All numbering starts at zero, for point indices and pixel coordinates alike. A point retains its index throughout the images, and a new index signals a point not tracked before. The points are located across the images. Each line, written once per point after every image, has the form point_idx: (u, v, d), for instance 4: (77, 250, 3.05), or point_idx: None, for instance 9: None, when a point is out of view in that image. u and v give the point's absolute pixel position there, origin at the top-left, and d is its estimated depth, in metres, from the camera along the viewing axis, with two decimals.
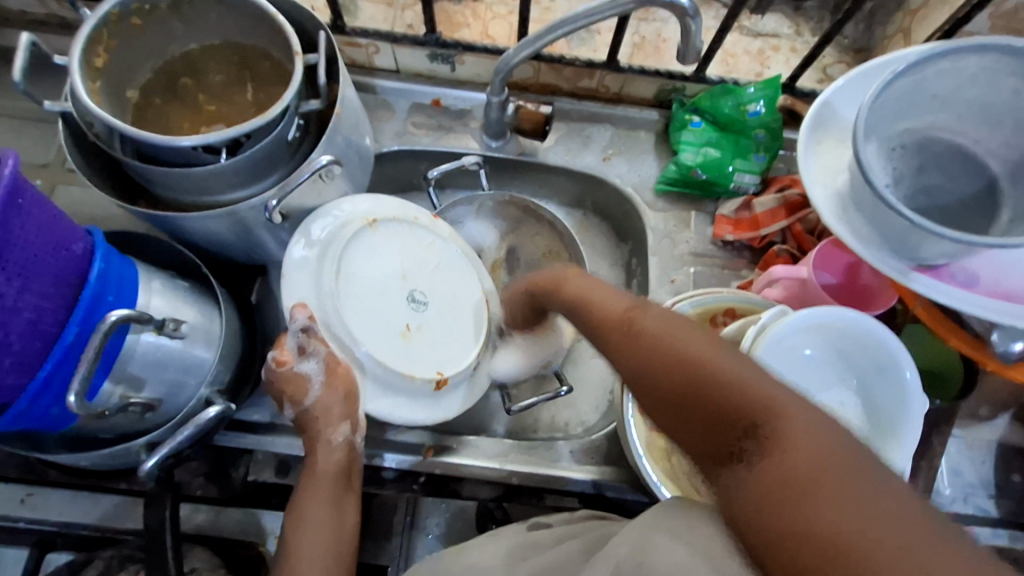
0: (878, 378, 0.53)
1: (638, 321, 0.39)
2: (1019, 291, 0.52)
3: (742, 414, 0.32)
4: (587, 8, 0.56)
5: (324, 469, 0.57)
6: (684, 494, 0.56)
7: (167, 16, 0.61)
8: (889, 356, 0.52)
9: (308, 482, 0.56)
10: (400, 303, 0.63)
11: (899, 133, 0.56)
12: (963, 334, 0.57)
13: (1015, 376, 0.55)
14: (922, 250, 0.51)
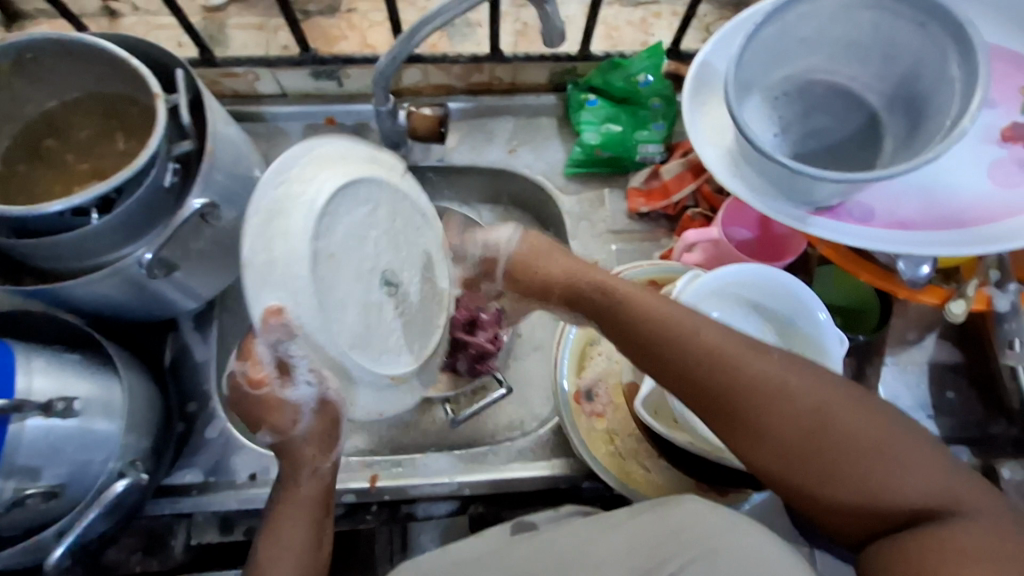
0: (795, 323, 0.54)
1: (749, 373, 0.42)
2: (915, 217, 0.53)
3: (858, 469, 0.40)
4: (438, 7, 0.55)
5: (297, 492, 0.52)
6: (630, 478, 0.57)
7: (11, 77, 0.57)
8: (798, 302, 0.53)
9: (282, 506, 0.51)
10: (371, 293, 0.54)
11: (778, 82, 0.56)
12: (873, 268, 0.58)
13: (925, 299, 0.57)
14: (813, 193, 0.52)
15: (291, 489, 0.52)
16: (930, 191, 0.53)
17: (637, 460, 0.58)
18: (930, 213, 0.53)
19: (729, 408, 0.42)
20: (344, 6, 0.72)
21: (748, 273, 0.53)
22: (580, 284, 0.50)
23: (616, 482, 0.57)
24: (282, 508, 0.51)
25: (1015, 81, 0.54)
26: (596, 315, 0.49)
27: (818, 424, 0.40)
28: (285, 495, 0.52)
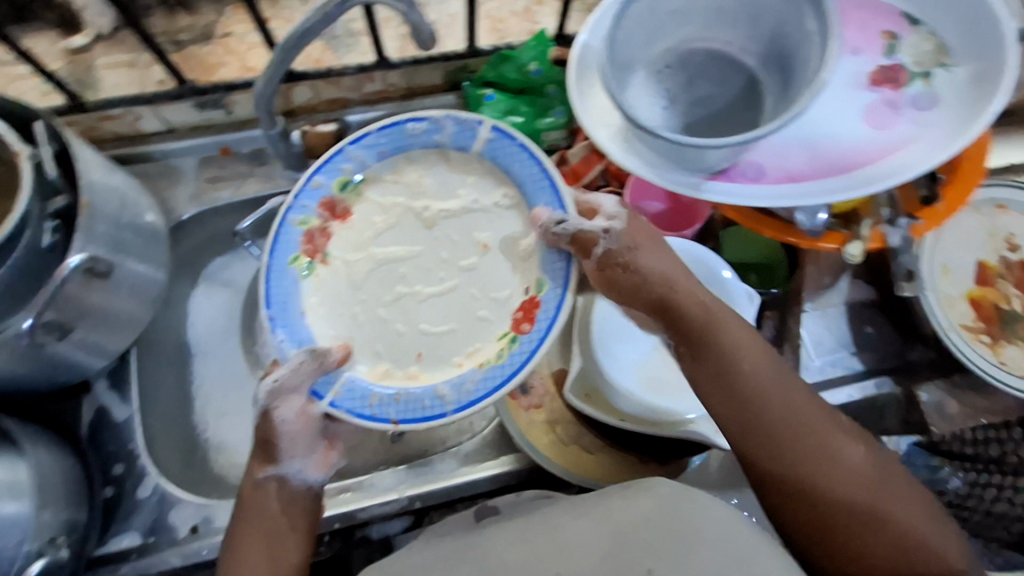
0: (708, 286, 0.55)
1: (834, 445, 0.43)
2: (803, 169, 0.55)
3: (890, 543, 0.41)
4: (297, 27, 0.50)
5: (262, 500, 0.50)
6: (576, 464, 0.58)
7: None
8: (705, 264, 0.55)
9: (254, 515, 0.49)
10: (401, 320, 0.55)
11: (658, 55, 0.58)
12: (773, 223, 0.60)
13: (824, 245, 0.60)
14: (704, 162, 0.54)
15: (257, 499, 0.50)
16: (814, 142, 0.55)
17: (579, 444, 0.59)
18: (816, 163, 0.55)
19: (808, 473, 0.43)
20: (219, 31, 0.69)
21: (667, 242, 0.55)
22: (693, 312, 0.47)
23: (562, 470, 0.57)
24: (257, 512, 0.49)
25: (876, 26, 0.56)
26: (694, 349, 0.46)
27: (875, 488, 0.42)
28: (250, 499, 0.50)
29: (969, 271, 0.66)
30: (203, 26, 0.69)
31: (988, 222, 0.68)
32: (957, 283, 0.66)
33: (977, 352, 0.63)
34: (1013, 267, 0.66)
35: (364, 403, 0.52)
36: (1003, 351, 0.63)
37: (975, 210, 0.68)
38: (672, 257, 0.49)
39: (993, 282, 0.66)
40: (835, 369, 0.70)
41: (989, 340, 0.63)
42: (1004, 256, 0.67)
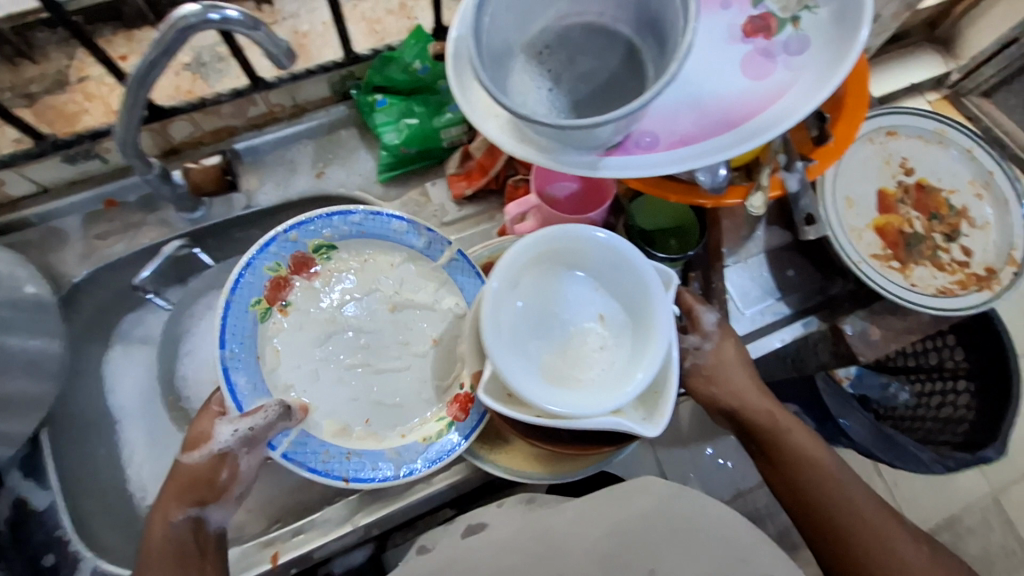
0: (616, 270, 0.56)
1: (833, 490, 0.59)
2: (693, 130, 0.56)
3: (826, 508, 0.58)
4: (136, 70, 0.47)
5: (160, 533, 0.53)
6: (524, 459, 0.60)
7: None
8: (605, 249, 0.55)
9: (156, 546, 0.53)
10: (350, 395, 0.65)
11: (534, 38, 0.57)
12: (678, 187, 0.60)
13: (728, 202, 0.61)
14: (594, 140, 0.54)
15: (159, 535, 0.53)
16: (699, 101, 0.56)
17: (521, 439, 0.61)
18: (704, 122, 0.55)
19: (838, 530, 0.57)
20: (73, 76, 0.65)
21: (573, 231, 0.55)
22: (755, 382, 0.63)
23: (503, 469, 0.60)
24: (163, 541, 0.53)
25: None
26: (765, 444, 0.62)
27: (810, 466, 0.60)
28: (153, 527, 0.54)
29: (871, 201, 0.69)
30: (55, 73, 0.65)
31: (881, 150, 0.71)
32: (863, 214, 0.68)
33: (890, 277, 0.65)
34: (908, 190, 0.70)
35: (317, 459, 0.58)
36: (912, 273, 0.66)
37: (868, 141, 0.71)
38: (737, 353, 0.63)
39: (893, 207, 0.69)
40: (766, 317, 0.72)
41: (898, 265, 0.66)
42: (900, 181, 0.71)
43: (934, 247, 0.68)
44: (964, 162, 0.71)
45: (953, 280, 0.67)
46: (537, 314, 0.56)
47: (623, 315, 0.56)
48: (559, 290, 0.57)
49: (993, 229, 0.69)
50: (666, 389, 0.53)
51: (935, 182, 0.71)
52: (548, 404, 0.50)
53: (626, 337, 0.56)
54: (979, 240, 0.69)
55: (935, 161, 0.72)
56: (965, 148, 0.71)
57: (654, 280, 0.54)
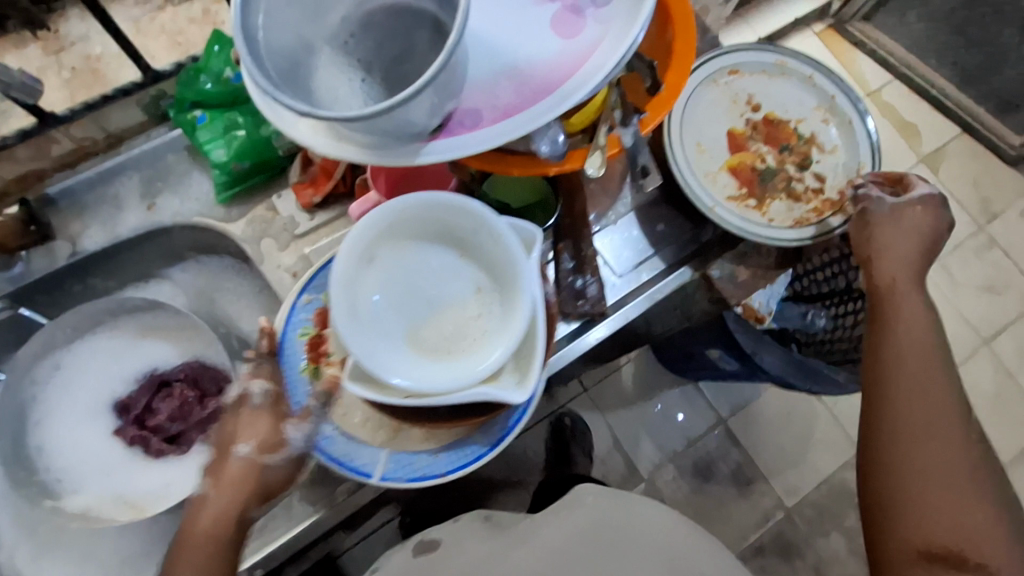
0: (480, 233, 0.50)
1: (939, 393, 0.58)
2: (515, 100, 0.53)
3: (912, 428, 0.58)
4: None
5: (208, 526, 0.49)
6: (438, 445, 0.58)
7: None
8: (463, 213, 0.49)
9: (202, 544, 0.49)
10: None
11: (333, 30, 0.53)
12: (517, 159, 0.58)
13: (572, 168, 0.58)
14: (410, 126, 0.50)
15: (205, 533, 0.49)
16: (514, 69, 0.53)
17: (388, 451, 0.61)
18: (524, 92, 0.53)
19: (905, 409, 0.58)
20: None
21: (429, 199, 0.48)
22: (917, 252, 0.64)
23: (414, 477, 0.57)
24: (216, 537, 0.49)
25: None
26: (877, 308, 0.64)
27: (909, 377, 0.59)
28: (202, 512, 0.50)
29: (722, 143, 0.71)
30: None
31: (728, 89, 0.72)
32: (715, 157, 0.70)
33: (748, 215, 0.67)
34: (756, 126, 0.72)
35: (412, 468, 0.57)
36: (768, 208, 0.69)
37: (712, 83, 0.72)
38: (914, 222, 0.64)
39: (744, 145, 0.72)
40: (643, 274, 0.71)
41: (754, 203, 0.68)
42: (748, 118, 0.72)
43: (789, 180, 0.71)
44: (806, 90, 0.73)
45: (809, 207, 0.69)
46: (397, 290, 0.50)
47: (494, 280, 0.51)
48: (422, 265, 0.51)
49: (840, 152, 0.71)
50: (534, 352, 0.48)
51: (782, 114, 0.72)
52: (409, 386, 0.46)
53: (499, 301, 0.51)
54: (829, 164, 0.71)
55: (779, 93, 0.73)
56: (806, 75, 0.73)
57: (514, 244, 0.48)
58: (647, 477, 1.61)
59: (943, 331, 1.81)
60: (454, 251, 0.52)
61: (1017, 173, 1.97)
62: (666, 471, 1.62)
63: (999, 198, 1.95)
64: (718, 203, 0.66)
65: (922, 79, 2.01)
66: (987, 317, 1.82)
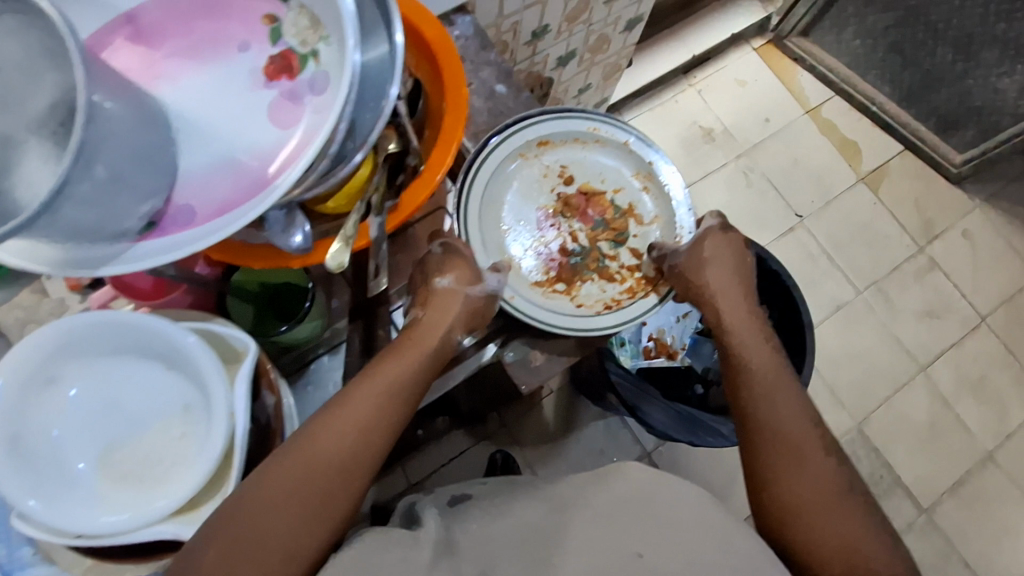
0: (175, 350, 0.48)
1: (777, 382, 0.62)
2: (230, 195, 0.48)
3: (763, 411, 0.60)
4: None
5: (348, 442, 0.50)
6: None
7: None
8: (152, 333, 0.47)
9: (302, 476, 0.48)
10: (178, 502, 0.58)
11: None
12: (261, 252, 0.54)
13: (320, 261, 0.54)
14: (96, 235, 0.45)
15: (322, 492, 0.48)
16: (229, 163, 0.48)
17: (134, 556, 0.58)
18: (241, 185, 0.48)
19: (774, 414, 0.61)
20: None
21: (112, 318, 0.46)
22: (729, 283, 0.68)
23: None
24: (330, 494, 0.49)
25: (257, 12, 0.49)
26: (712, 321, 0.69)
27: (742, 389, 0.63)
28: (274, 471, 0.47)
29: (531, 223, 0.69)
30: None
31: (537, 163, 0.70)
32: (523, 240, 0.68)
33: (554, 303, 0.66)
34: (569, 200, 0.70)
35: None
36: (577, 292, 0.67)
37: (521, 156, 0.68)
38: (717, 251, 0.69)
39: (556, 222, 0.69)
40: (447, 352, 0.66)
41: (562, 287, 0.67)
42: (560, 192, 0.70)
43: (601, 258, 0.69)
44: (622, 159, 0.71)
45: (621, 288, 0.67)
46: (94, 411, 0.48)
47: (199, 395, 0.48)
48: (115, 387, 0.48)
49: (658, 223, 0.70)
50: (235, 468, 0.47)
51: (597, 186, 0.70)
52: (88, 527, 0.44)
53: (202, 416, 0.48)
54: (644, 237, 0.70)
55: (594, 164, 0.71)
56: (622, 142, 0.71)
57: (202, 354, 0.46)
58: None
59: (883, 356, 1.75)
60: (150, 365, 0.49)
61: (961, 192, 1.92)
62: None
63: (943, 217, 1.89)
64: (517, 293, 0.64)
65: (864, 95, 1.96)
66: (921, 340, 1.77)
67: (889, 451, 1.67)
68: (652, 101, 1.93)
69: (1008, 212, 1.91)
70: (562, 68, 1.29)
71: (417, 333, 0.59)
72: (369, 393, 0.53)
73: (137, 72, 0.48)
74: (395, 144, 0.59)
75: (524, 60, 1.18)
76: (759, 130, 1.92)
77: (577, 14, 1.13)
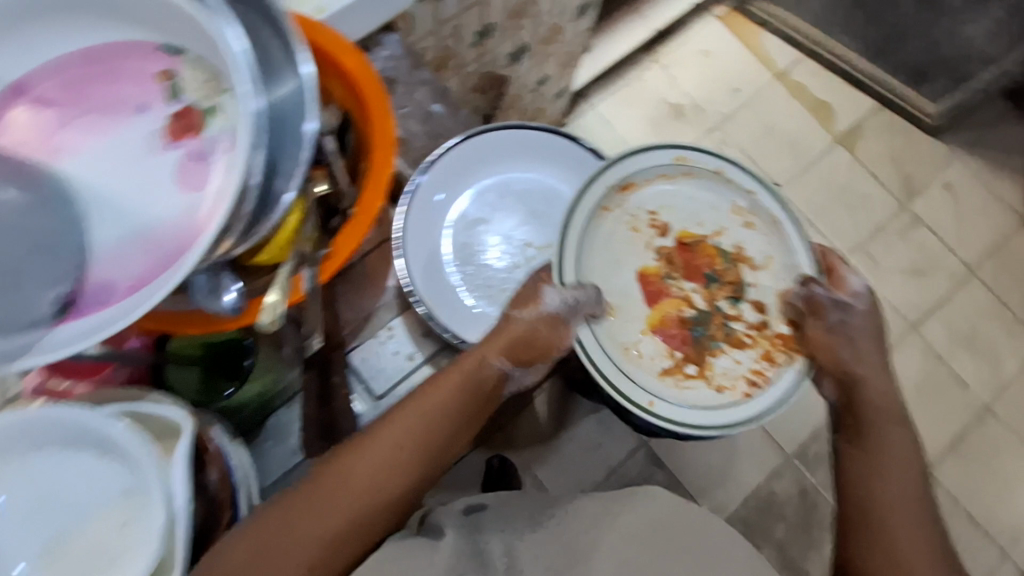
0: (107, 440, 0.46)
1: (889, 451, 0.63)
2: (145, 267, 0.44)
3: (876, 496, 0.61)
4: None
5: (371, 479, 0.53)
6: None
7: None
8: (83, 424, 0.45)
9: (316, 509, 0.50)
10: None
11: None
12: (189, 316, 0.51)
13: (252, 320, 0.51)
14: None
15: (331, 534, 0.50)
16: (141, 233, 0.44)
17: None
18: (156, 255, 0.44)
19: (885, 469, 0.62)
20: None
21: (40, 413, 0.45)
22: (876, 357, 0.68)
23: None
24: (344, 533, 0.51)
25: (145, 71, 0.46)
26: (845, 402, 0.68)
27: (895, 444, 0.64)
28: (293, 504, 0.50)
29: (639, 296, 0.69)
30: None
31: (622, 214, 0.71)
32: (636, 317, 0.69)
33: (690, 392, 0.68)
34: (674, 265, 0.70)
35: None
36: (710, 371, 0.69)
37: (605, 208, 0.70)
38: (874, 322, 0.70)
39: (661, 285, 0.70)
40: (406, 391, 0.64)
41: (694, 370, 0.69)
42: (658, 246, 0.71)
43: (723, 318, 0.70)
44: (715, 192, 0.73)
45: (755, 352, 0.69)
46: (26, 511, 0.46)
47: (132, 481, 0.46)
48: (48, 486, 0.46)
49: (770, 222, 0.72)
50: (176, 557, 0.45)
51: (694, 233, 0.72)
52: None
53: (138, 503, 0.46)
54: (762, 287, 0.71)
55: (685, 208, 0.73)
56: (713, 169, 0.73)
57: (130, 438, 0.45)
58: None
59: None
60: (82, 459, 0.47)
61: (939, 143, 1.89)
62: None
63: (923, 171, 1.87)
64: (655, 398, 0.66)
65: (832, 54, 1.93)
66: (909, 298, 1.76)
67: None
68: (617, 82, 1.88)
69: (986, 159, 1.89)
70: (515, 63, 1.25)
71: (447, 377, 0.61)
72: (391, 439, 0.55)
73: (30, 147, 0.45)
74: (324, 186, 0.56)
75: (472, 61, 1.14)
76: (729, 101, 1.89)
77: (522, 9, 1.09)
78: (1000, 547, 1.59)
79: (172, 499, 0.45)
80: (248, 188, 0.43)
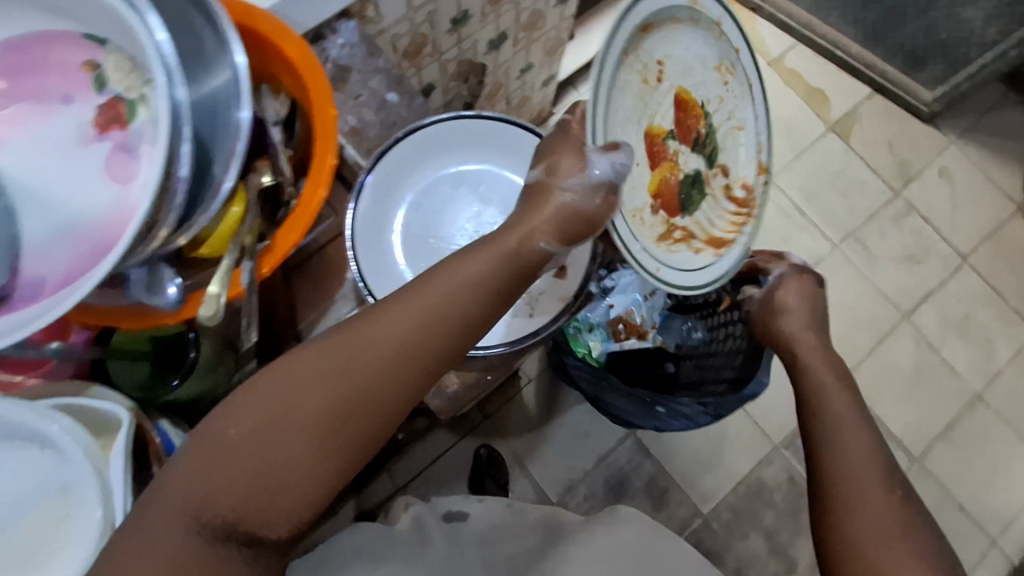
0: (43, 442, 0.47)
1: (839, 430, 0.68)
2: (72, 265, 0.45)
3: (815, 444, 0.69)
4: None
5: (384, 351, 0.49)
6: None
7: None
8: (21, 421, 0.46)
9: (299, 392, 0.47)
10: None
11: None
12: (128, 312, 0.51)
13: (192, 315, 0.51)
14: None
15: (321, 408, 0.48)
16: (70, 230, 0.45)
17: None
18: (83, 252, 0.45)
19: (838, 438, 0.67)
20: None
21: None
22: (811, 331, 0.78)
23: None
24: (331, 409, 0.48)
25: (73, 62, 0.46)
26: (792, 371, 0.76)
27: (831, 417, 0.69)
28: (274, 381, 0.47)
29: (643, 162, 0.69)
30: None
31: (636, 65, 0.66)
32: (638, 191, 0.68)
33: (678, 253, 0.71)
34: (673, 129, 0.71)
35: None
36: (693, 240, 0.73)
37: (625, 56, 0.64)
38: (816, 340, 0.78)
39: (662, 147, 0.70)
40: None
41: (680, 236, 0.72)
42: (658, 99, 0.69)
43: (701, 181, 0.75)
44: (709, 48, 0.73)
45: (714, 248, 0.75)
46: None
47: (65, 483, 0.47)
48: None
49: (744, 132, 0.78)
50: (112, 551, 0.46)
51: (690, 93, 0.73)
52: None
53: (74, 506, 0.46)
54: (730, 153, 0.78)
55: (682, 61, 0.71)
56: (716, 20, 0.71)
57: (69, 437, 0.46)
58: (557, 499, 1.53)
59: (864, 306, 1.72)
60: (22, 459, 0.48)
61: (935, 129, 1.86)
62: (578, 490, 1.54)
63: (918, 157, 1.83)
64: (661, 264, 0.67)
65: (825, 39, 1.89)
66: (903, 287, 1.74)
67: (877, 403, 1.65)
68: None
69: (986, 144, 1.85)
70: (496, 50, 1.23)
71: (480, 254, 0.55)
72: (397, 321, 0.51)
73: None
74: (268, 177, 0.56)
75: (450, 48, 1.12)
76: None
77: None
78: (989, 538, 1.58)
79: (108, 494, 0.46)
80: (172, 181, 0.44)
